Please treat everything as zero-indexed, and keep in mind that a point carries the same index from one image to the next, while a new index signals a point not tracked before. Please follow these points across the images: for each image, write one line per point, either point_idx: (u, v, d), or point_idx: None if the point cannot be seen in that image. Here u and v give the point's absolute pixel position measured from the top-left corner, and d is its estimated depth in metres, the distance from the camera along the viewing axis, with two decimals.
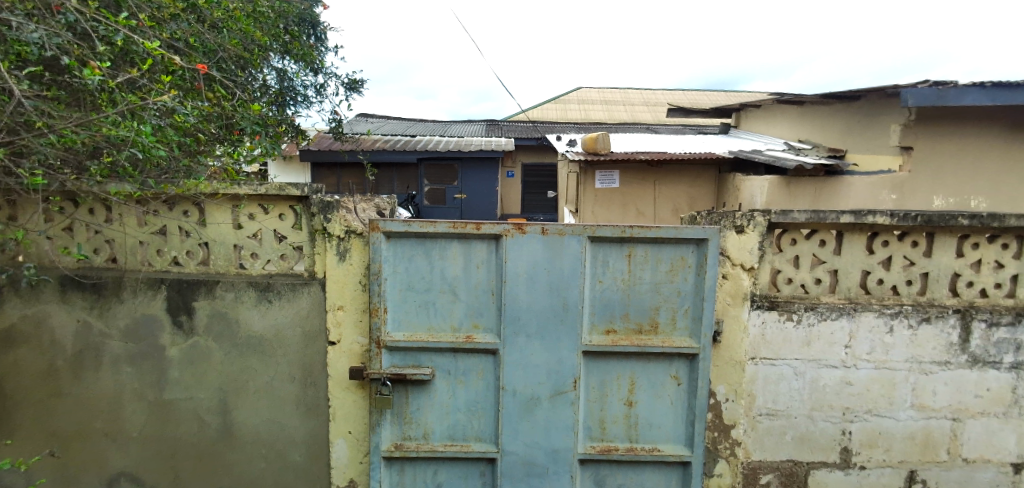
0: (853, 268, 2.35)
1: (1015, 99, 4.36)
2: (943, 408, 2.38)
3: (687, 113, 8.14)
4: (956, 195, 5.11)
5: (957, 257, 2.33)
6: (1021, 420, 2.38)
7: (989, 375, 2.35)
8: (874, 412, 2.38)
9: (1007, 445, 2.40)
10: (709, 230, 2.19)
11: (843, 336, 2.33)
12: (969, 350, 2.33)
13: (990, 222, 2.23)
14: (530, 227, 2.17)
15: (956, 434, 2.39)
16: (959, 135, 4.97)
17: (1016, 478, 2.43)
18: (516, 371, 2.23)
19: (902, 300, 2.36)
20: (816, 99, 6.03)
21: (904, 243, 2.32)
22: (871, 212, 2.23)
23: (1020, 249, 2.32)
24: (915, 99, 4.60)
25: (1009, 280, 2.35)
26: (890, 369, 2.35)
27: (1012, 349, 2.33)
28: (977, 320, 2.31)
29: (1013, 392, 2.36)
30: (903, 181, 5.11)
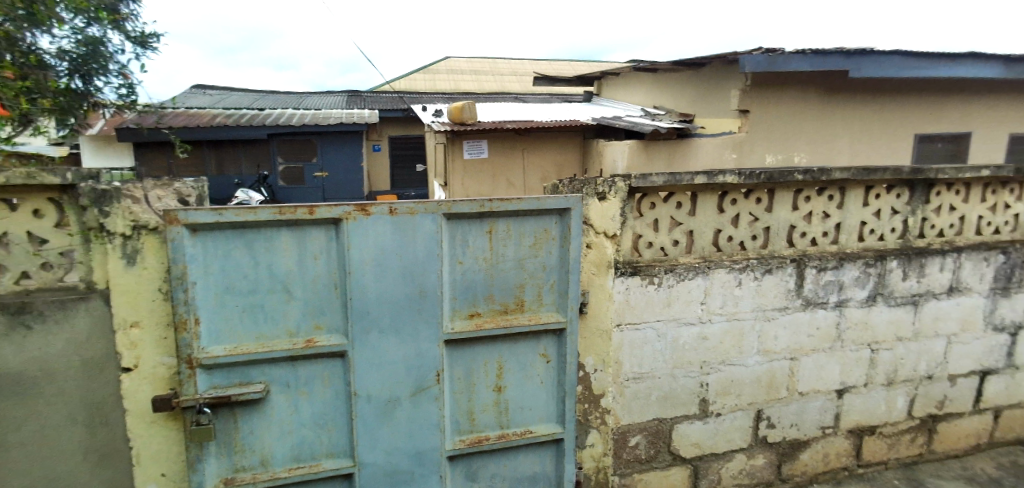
0: (706, 228, 2.38)
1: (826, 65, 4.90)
2: (783, 349, 2.51)
3: (553, 80, 8.13)
4: (783, 152, 5.62)
5: (793, 210, 2.46)
6: (843, 352, 2.57)
7: (820, 315, 2.51)
8: (726, 362, 2.46)
9: (833, 375, 2.58)
10: (571, 199, 2.07)
11: (698, 293, 2.36)
12: (803, 294, 2.47)
13: (820, 176, 2.36)
14: (375, 207, 1.88)
15: (794, 372, 2.54)
16: (784, 98, 5.47)
17: (840, 403, 2.62)
18: (368, 371, 1.97)
19: (749, 255, 2.43)
20: (668, 67, 6.27)
21: (750, 200, 2.40)
22: (721, 171, 2.25)
23: (842, 199, 2.50)
24: (751, 66, 4.88)
25: (834, 228, 2.52)
26: (739, 320, 2.44)
27: (836, 290, 2.50)
28: (810, 266, 2.45)
29: (837, 328, 2.54)
30: (742, 141, 5.46)
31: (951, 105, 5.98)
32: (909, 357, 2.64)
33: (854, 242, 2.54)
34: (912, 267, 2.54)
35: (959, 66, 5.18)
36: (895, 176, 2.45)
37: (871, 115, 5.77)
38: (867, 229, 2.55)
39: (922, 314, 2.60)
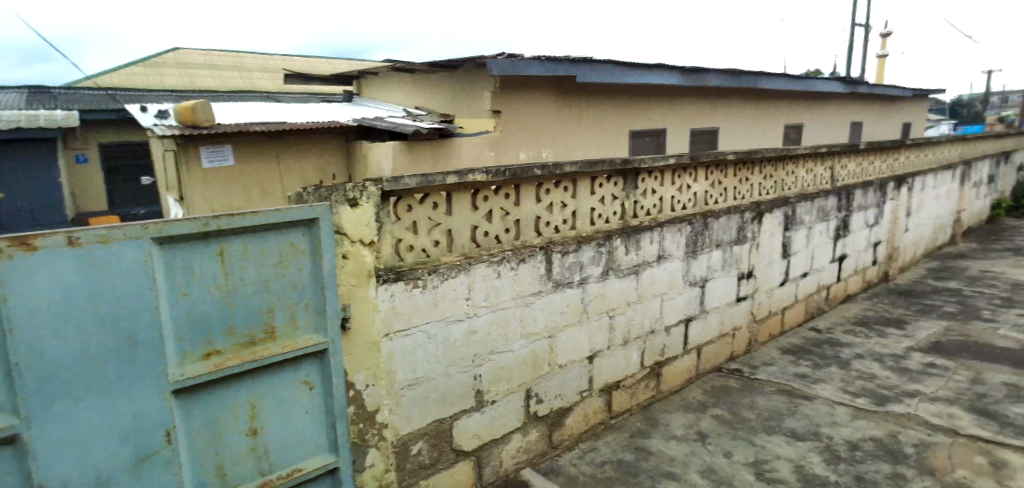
0: (464, 226, 2.42)
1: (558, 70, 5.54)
2: (542, 329, 2.70)
3: (306, 79, 7.59)
4: (532, 150, 6.19)
5: (537, 202, 2.67)
6: (588, 322, 2.89)
7: (568, 294, 2.77)
8: (494, 351, 2.54)
9: (583, 344, 2.89)
10: (318, 208, 1.92)
11: (463, 290, 2.38)
12: (553, 277, 2.70)
13: (554, 170, 2.63)
14: (45, 238, 1.44)
15: (553, 348, 2.76)
16: (528, 100, 6.03)
17: (591, 367, 2.94)
18: (56, 455, 1.51)
19: (504, 247, 2.55)
20: (424, 68, 6.36)
21: (500, 196, 2.53)
22: (470, 170, 2.33)
23: (575, 190, 2.81)
24: (497, 69, 5.24)
25: (571, 215, 2.81)
26: (502, 309, 2.53)
27: (578, 269, 2.80)
28: (555, 252, 2.69)
29: (583, 302, 2.84)
30: (498, 139, 5.83)
31: (650, 106, 7.31)
32: (637, 318, 3.12)
33: (588, 226, 2.87)
34: (631, 243, 3.00)
35: (647, 75, 6.44)
36: (611, 167, 2.86)
37: (597, 115, 6.72)
38: (596, 214, 2.90)
39: (642, 280, 3.10)
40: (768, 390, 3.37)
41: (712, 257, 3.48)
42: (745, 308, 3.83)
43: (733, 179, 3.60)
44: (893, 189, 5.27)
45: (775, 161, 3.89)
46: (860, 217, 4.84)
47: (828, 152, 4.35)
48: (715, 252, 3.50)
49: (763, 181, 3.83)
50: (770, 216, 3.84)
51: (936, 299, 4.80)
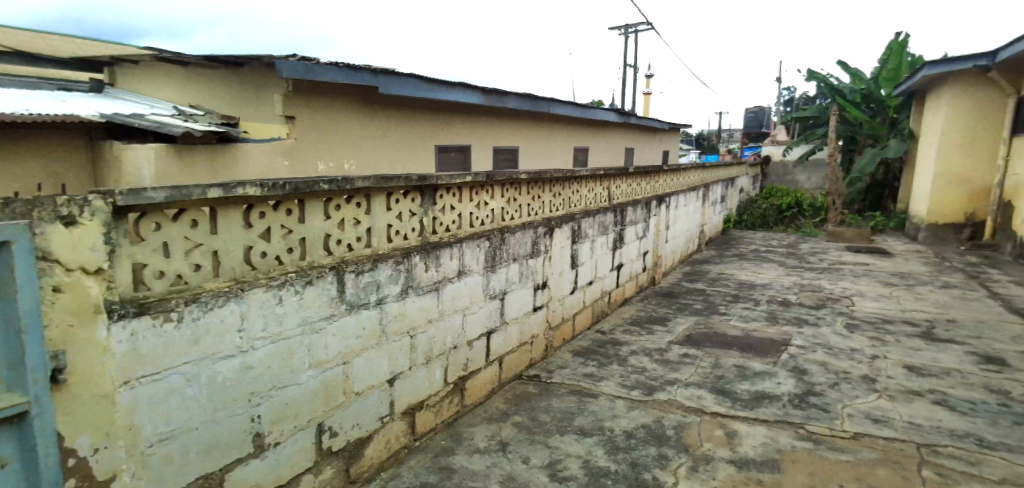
0: (233, 246, 2.03)
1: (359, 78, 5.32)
2: (335, 356, 2.46)
3: (36, 59, 6.11)
4: (332, 160, 5.79)
5: (326, 219, 2.39)
6: (389, 344, 2.75)
7: (364, 316, 2.58)
8: (277, 386, 2.21)
9: (382, 367, 2.73)
10: (12, 228, 1.45)
11: (234, 321, 2.01)
12: (346, 299, 2.47)
13: (345, 184, 2.40)
14: None
15: (348, 375, 2.54)
16: (328, 107, 5.65)
17: (392, 391, 2.80)
18: None
19: (287, 269, 2.23)
20: (201, 62, 5.57)
21: (279, 212, 2.19)
22: (240, 182, 1.97)
23: (369, 206, 2.60)
24: (288, 71, 4.84)
25: (365, 233, 2.60)
26: (285, 340, 2.22)
27: (375, 290, 2.62)
28: (348, 272, 2.46)
29: (381, 324, 2.68)
30: (293, 147, 5.33)
31: (453, 122, 7.45)
32: (439, 335, 3.08)
33: (385, 244, 2.70)
34: (431, 259, 2.94)
35: (447, 92, 6.62)
36: (407, 183, 2.74)
37: (401, 128, 6.60)
38: (393, 231, 2.75)
39: (443, 295, 3.07)
40: (562, 392, 3.61)
41: (510, 270, 3.62)
42: (541, 317, 4.06)
43: (526, 196, 3.80)
44: (656, 206, 6.15)
45: (562, 180, 4.23)
46: (631, 230, 5.52)
47: (605, 174, 4.90)
48: (512, 265, 3.65)
49: (553, 199, 4.12)
50: (559, 231, 4.15)
51: (689, 298, 5.70)
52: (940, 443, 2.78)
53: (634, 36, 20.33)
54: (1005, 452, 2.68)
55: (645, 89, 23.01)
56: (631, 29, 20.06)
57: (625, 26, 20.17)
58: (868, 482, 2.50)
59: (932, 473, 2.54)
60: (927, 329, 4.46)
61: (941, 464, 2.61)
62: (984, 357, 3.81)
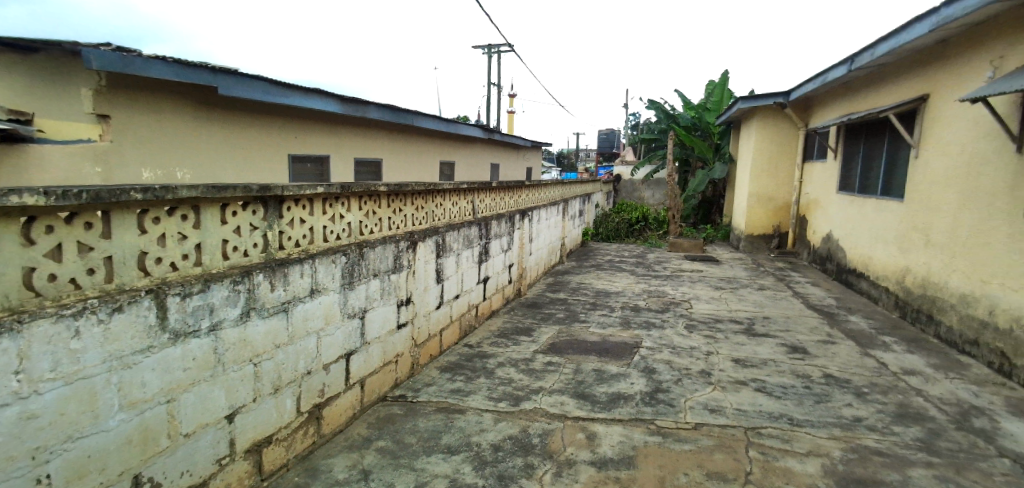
0: (4, 268, 1.68)
1: (188, 76, 4.96)
2: (155, 394, 2.12)
3: None
4: (161, 168, 5.20)
5: (140, 234, 2.08)
6: (226, 375, 2.45)
7: (192, 345, 2.26)
8: (74, 437, 1.86)
9: (219, 401, 2.42)
10: None
11: (7, 362, 1.65)
12: (169, 327, 2.14)
13: (164, 194, 2.09)
14: None
15: (173, 414, 2.20)
16: (154, 107, 5.12)
17: (232, 428, 2.49)
18: None
19: (85, 294, 1.89)
20: None
21: (75, 226, 1.86)
22: (12, 190, 1.64)
23: (198, 219, 2.31)
24: (99, 61, 4.33)
25: (193, 249, 2.30)
26: (85, 380, 1.87)
27: (207, 315, 2.31)
28: (171, 295, 2.14)
29: (215, 353, 2.37)
30: (105, 150, 4.75)
31: (309, 131, 7.06)
32: (289, 360, 2.82)
33: (219, 262, 2.42)
34: (277, 277, 2.69)
35: (300, 99, 6.34)
36: (245, 193, 2.48)
37: (249, 136, 6.15)
38: (229, 247, 2.48)
39: (292, 317, 2.82)
40: (428, 410, 3.50)
41: (370, 287, 3.45)
42: (406, 335, 3.91)
43: (386, 209, 3.66)
44: (519, 220, 6.31)
45: (424, 193, 4.15)
46: (496, 243, 5.59)
47: (468, 188, 4.92)
48: (372, 281, 3.47)
49: (415, 212, 4.03)
50: (423, 245, 4.06)
51: (552, 307, 5.90)
52: (763, 425, 3.13)
53: (497, 57, 21.00)
54: (811, 427, 3.10)
55: (507, 108, 23.81)
56: (494, 49, 20.69)
57: (488, 45, 20.77)
58: (707, 467, 2.73)
59: (757, 453, 2.84)
60: (749, 325, 5.06)
61: (764, 443, 2.93)
62: (791, 347, 4.41)
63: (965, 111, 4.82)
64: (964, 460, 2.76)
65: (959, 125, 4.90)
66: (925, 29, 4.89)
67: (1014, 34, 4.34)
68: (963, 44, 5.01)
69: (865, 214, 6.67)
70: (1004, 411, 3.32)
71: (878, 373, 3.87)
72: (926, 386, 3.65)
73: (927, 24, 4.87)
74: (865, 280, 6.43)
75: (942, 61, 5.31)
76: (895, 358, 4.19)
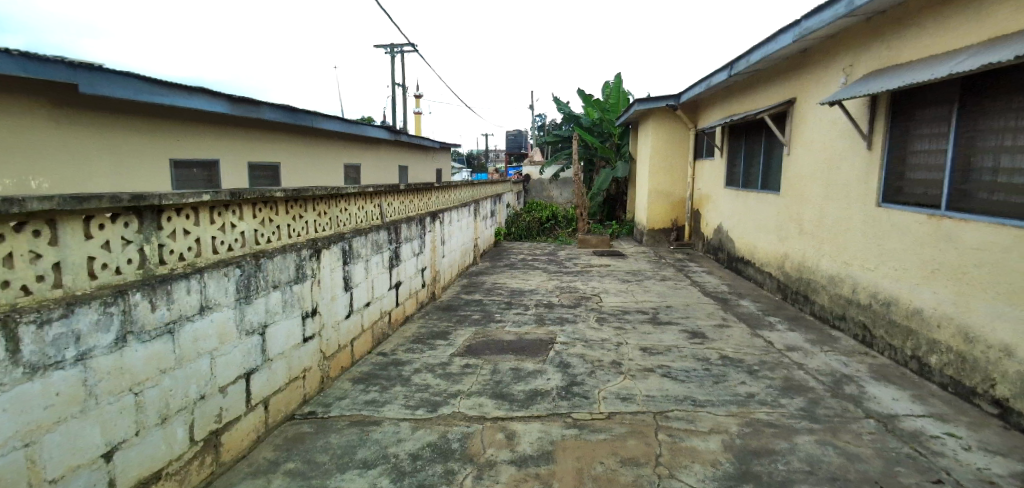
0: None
1: (40, 71, 4.41)
2: (9, 438, 1.90)
3: None
4: (12, 176, 4.67)
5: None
6: (101, 409, 2.21)
7: (55, 378, 2.04)
8: None
9: (93, 439, 2.18)
10: None
11: None
12: (22, 361, 1.93)
13: (8, 208, 1.86)
14: None
15: (33, 459, 1.97)
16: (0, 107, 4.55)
17: (111, 468, 2.25)
18: None
19: None
20: None
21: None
22: None
23: (55, 235, 2.08)
24: None
25: (51, 270, 2.07)
26: None
27: (72, 343, 2.09)
28: (24, 324, 1.93)
29: (85, 385, 2.14)
30: None
31: (193, 133, 6.55)
32: (177, 385, 2.58)
33: (84, 282, 2.19)
34: (158, 296, 2.45)
35: (182, 99, 5.87)
36: (113, 203, 2.24)
37: (120, 138, 5.63)
38: (97, 264, 2.24)
39: (180, 339, 2.58)
40: (341, 425, 3.34)
41: (270, 300, 3.23)
42: (313, 348, 3.71)
43: (285, 216, 3.45)
44: (430, 222, 6.21)
45: (326, 198, 3.95)
46: (407, 247, 5.46)
47: (374, 191, 4.75)
48: (273, 294, 3.26)
49: (317, 218, 3.83)
50: (327, 252, 3.87)
51: (467, 309, 5.86)
52: (670, 408, 3.28)
53: (400, 56, 20.60)
54: (711, 406, 3.29)
55: (414, 109, 23.41)
56: (397, 49, 20.27)
57: (390, 45, 20.32)
58: (621, 454, 2.81)
59: (666, 435, 2.97)
60: (653, 315, 5.31)
61: (672, 426, 3.08)
62: (692, 333, 4.68)
63: (825, 112, 5.37)
64: (840, 423, 3.06)
65: (821, 125, 5.44)
66: (790, 37, 5.39)
67: (860, 43, 4.89)
68: (821, 51, 5.57)
69: (749, 207, 7.24)
70: (869, 377, 3.73)
71: (766, 351, 4.20)
72: (805, 360, 4.01)
73: (791, 34, 5.37)
74: (751, 267, 6.97)
75: (805, 68, 5.88)
76: (779, 336, 4.57)
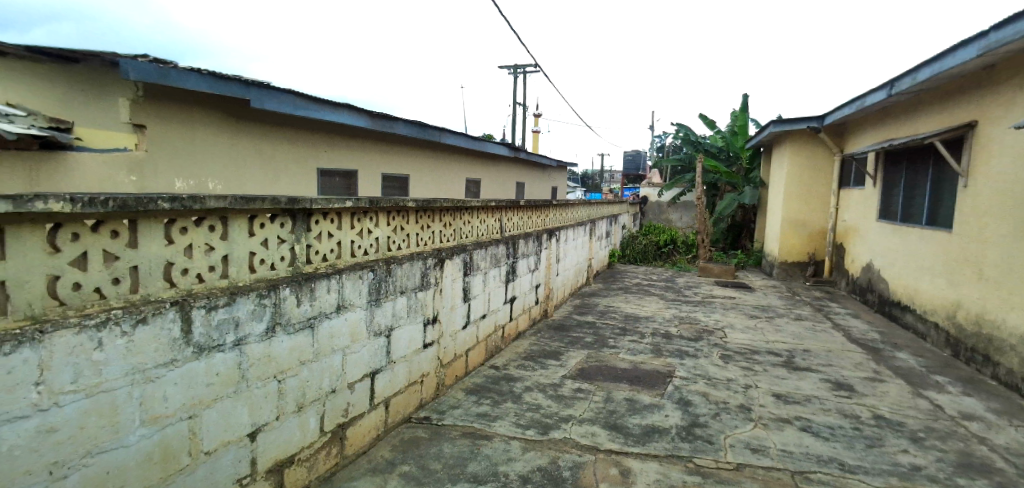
0: (29, 277, 1.68)
1: (221, 88, 5.11)
2: (177, 409, 2.08)
3: None
4: (194, 178, 5.37)
5: (167, 244, 2.05)
6: (249, 392, 2.39)
7: (216, 359, 2.22)
8: (93, 452, 1.82)
9: (241, 418, 2.36)
10: None
11: (28, 372, 1.64)
12: (193, 341, 2.10)
13: (192, 204, 2.06)
14: None
15: (195, 431, 2.15)
16: (184, 116, 5.23)
17: (253, 446, 2.42)
18: None
19: (110, 304, 1.87)
20: (22, 54, 4.72)
21: (100, 234, 1.84)
22: (37, 197, 1.62)
23: (226, 230, 2.27)
24: (135, 72, 4.51)
25: (220, 261, 2.26)
26: (107, 393, 1.84)
27: (232, 329, 2.27)
28: (197, 307, 2.11)
29: (239, 368, 2.33)
30: (142, 161, 4.94)
31: (338, 145, 7.14)
32: (314, 377, 2.73)
33: (245, 275, 2.37)
34: (304, 292, 2.62)
35: (331, 114, 6.41)
36: (274, 205, 2.42)
37: (280, 148, 6.28)
38: (256, 260, 2.42)
39: (318, 334, 2.74)
40: (453, 435, 3.36)
41: (397, 304, 3.35)
42: (431, 354, 3.79)
43: (415, 225, 3.58)
44: (546, 239, 6.19)
45: (452, 210, 4.05)
46: (524, 263, 5.47)
47: (496, 205, 4.82)
48: (400, 299, 3.38)
49: (443, 228, 3.93)
50: (450, 262, 3.96)
51: (580, 331, 5.72)
52: (811, 469, 2.91)
53: (522, 78, 21.15)
54: (864, 474, 2.87)
55: (534, 127, 23.84)
56: (519, 70, 20.87)
57: (513, 66, 20.91)
58: None
59: None
60: (788, 358, 4.82)
61: None
62: (836, 384, 4.17)
63: (1016, 138, 4.59)
64: None
65: (1010, 154, 4.67)
66: (971, 52, 4.68)
67: None
68: (1011, 67, 4.80)
69: (909, 246, 6.37)
70: None
71: (933, 416, 3.61)
72: (989, 434, 3.38)
73: (972, 49, 4.68)
74: (910, 314, 6.12)
75: (989, 88, 5.09)
76: (951, 400, 3.92)
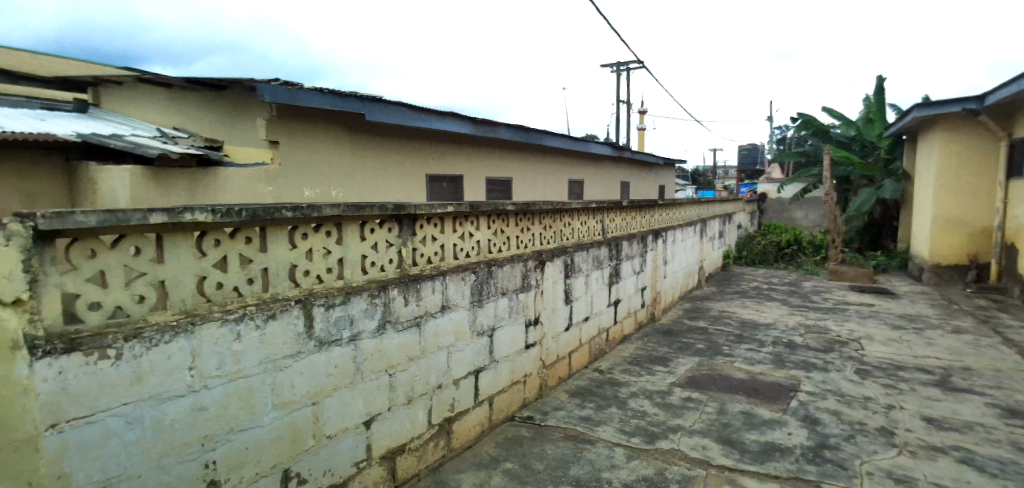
0: (181, 276, 1.84)
1: (341, 104, 5.46)
2: (302, 396, 2.22)
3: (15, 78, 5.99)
4: (320, 187, 5.79)
5: (291, 248, 2.19)
6: (364, 383, 2.50)
7: (335, 352, 2.35)
8: (234, 430, 1.97)
9: (357, 407, 2.48)
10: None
11: (183, 358, 1.79)
12: (315, 335, 2.24)
13: (311, 212, 2.19)
14: None
15: (317, 417, 2.29)
16: (310, 130, 5.64)
17: (368, 434, 2.53)
18: None
19: (246, 301, 2.02)
20: (183, 83, 5.47)
21: (237, 240, 1.99)
22: (188, 208, 1.79)
23: (340, 235, 2.39)
24: (269, 96, 4.97)
25: (336, 264, 2.39)
26: (244, 379, 1.99)
27: (347, 325, 2.39)
28: (317, 305, 2.24)
29: (354, 362, 2.45)
30: (275, 173, 5.29)
31: (445, 150, 7.38)
32: (421, 374, 2.82)
33: (359, 276, 2.48)
34: (410, 293, 2.71)
35: (438, 121, 6.65)
36: (382, 211, 2.52)
37: (393, 156, 6.61)
38: (368, 262, 2.53)
39: (425, 332, 2.82)
40: (556, 437, 3.30)
41: (498, 306, 3.36)
42: (533, 356, 3.77)
43: (515, 228, 3.58)
44: (652, 241, 5.93)
45: (552, 212, 4.00)
46: (627, 265, 5.28)
47: (597, 206, 4.69)
48: (501, 300, 3.39)
49: (543, 231, 3.90)
50: (550, 265, 3.91)
51: (690, 337, 5.40)
52: None
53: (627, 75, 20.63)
54: None
55: (640, 125, 23.15)
56: (623, 68, 20.41)
57: (618, 64, 20.44)
58: None
59: None
60: (941, 375, 4.19)
61: None
62: (1005, 408, 3.54)
63: None
64: None
65: None
66: None
67: None
68: None
69: None
70: None
71: None
72: None
73: None
74: None
75: None
76: None
